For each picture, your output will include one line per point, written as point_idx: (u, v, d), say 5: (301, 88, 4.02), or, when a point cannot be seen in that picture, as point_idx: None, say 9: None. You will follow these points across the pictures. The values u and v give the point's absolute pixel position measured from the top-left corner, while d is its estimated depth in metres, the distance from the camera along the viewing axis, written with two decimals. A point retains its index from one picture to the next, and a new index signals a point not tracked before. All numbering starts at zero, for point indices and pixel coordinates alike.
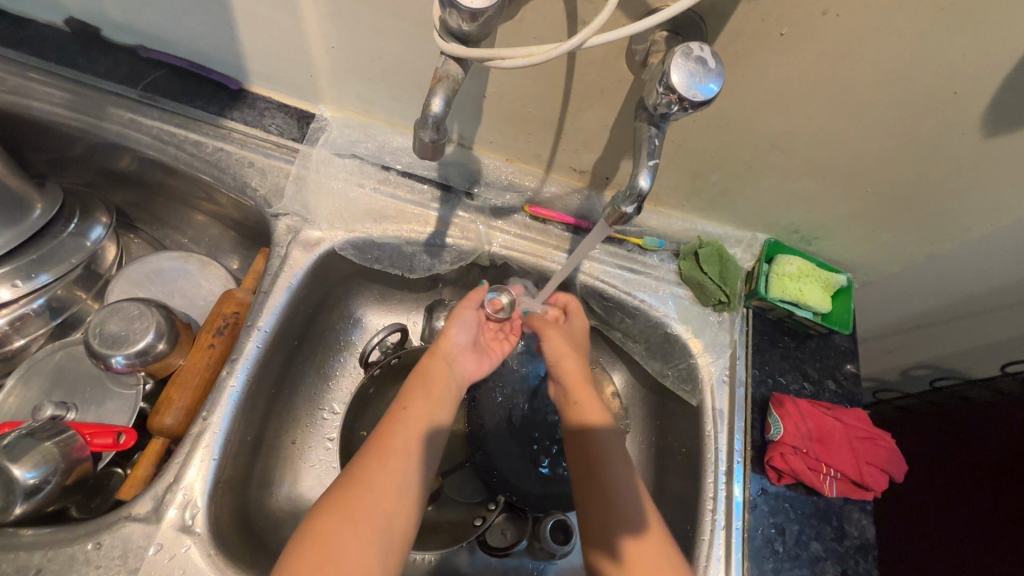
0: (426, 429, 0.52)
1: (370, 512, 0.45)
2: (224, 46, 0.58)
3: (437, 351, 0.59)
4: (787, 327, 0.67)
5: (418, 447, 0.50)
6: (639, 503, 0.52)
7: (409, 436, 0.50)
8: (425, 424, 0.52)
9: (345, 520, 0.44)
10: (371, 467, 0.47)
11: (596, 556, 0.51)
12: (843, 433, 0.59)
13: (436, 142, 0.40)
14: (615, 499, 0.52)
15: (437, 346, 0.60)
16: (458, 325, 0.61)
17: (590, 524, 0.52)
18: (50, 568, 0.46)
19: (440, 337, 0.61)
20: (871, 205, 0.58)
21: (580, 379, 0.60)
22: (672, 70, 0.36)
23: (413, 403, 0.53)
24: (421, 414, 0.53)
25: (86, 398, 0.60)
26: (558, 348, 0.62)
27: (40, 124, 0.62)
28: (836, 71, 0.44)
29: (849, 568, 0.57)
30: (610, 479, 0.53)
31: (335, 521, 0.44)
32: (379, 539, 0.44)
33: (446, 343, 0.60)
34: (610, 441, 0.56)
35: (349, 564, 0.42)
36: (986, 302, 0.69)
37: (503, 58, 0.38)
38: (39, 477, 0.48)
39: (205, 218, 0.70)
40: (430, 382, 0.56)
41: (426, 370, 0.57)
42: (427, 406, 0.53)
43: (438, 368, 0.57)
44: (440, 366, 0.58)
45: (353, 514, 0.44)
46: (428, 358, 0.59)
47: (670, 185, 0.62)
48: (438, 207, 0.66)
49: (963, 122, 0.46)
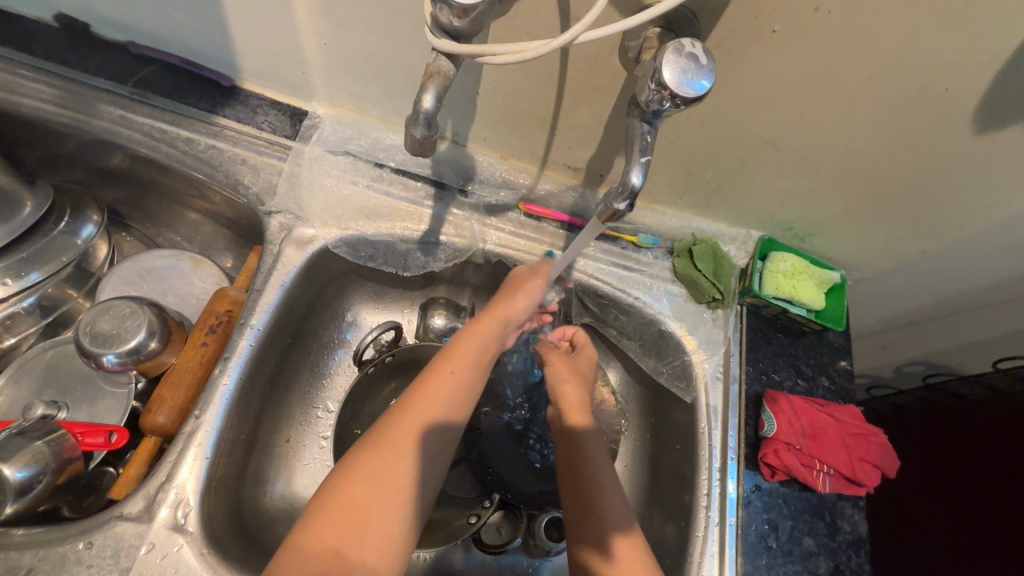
0: (464, 396, 0.49)
1: (399, 482, 0.42)
2: (216, 42, 0.58)
3: (497, 317, 0.55)
4: (781, 324, 0.67)
5: (453, 417, 0.48)
6: (627, 511, 0.51)
7: (445, 403, 0.47)
8: (465, 391, 0.49)
9: (374, 487, 0.41)
10: (401, 432, 0.44)
11: (585, 553, 0.48)
12: (836, 430, 0.59)
13: (427, 138, 0.40)
14: (605, 503, 0.50)
15: (501, 310, 0.56)
16: (526, 294, 0.58)
17: (577, 525, 0.50)
18: (41, 568, 0.45)
19: (500, 302, 0.57)
20: (864, 201, 0.58)
21: (580, 406, 0.58)
22: (664, 67, 0.36)
23: (461, 368, 0.50)
24: (467, 381, 0.50)
25: (77, 398, 0.60)
26: (561, 373, 0.60)
27: (29, 121, 0.61)
28: (829, 68, 0.44)
29: (841, 564, 0.57)
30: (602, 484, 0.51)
31: (362, 489, 0.41)
32: (408, 507, 0.42)
33: (511, 311, 0.57)
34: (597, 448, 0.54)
35: (375, 535, 0.40)
36: (978, 299, 0.69)
37: (495, 54, 0.38)
38: (29, 477, 0.48)
39: (198, 216, 0.70)
40: (483, 348, 0.53)
41: (482, 336, 0.53)
42: (471, 371, 0.50)
43: (494, 336, 0.54)
44: (495, 334, 0.55)
45: (386, 483, 0.42)
46: (485, 322, 0.54)
47: (665, 182, 0.62)
48: (432, 204, 0.66)
49: (954, 119, 0.46)
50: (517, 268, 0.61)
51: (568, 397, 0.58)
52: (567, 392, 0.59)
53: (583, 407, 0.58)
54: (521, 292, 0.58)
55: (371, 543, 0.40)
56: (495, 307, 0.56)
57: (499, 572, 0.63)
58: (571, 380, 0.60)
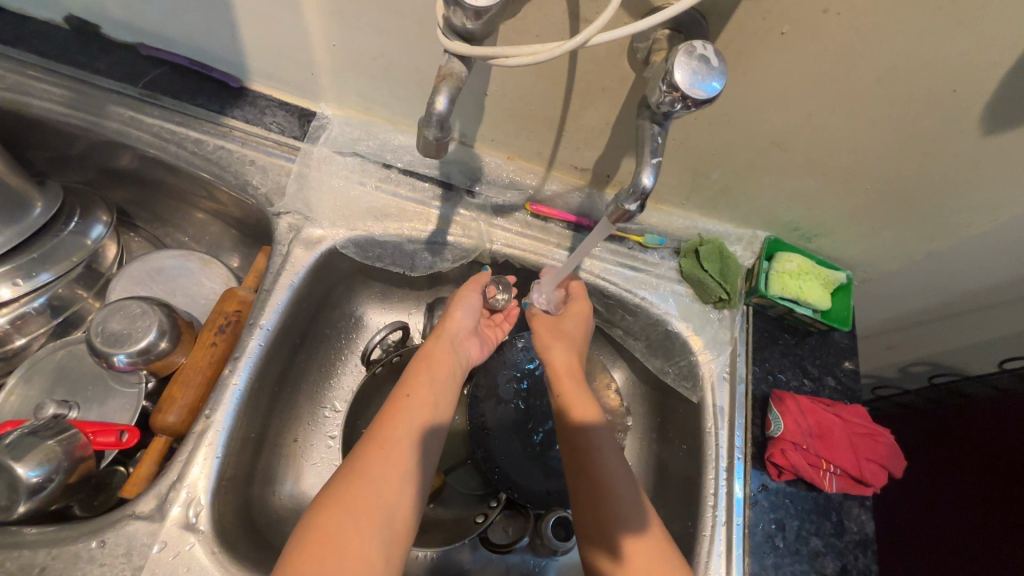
0: (428, 414, 0.52)
1: (370, 503, 0.44)
2: (225, 44, 0.58)
3: (444, 338, 0.59)
4: (787, 324, 0.67)
5: (422, 437, 0.50)
6: (639, 509, 0.50)
7: (410, 425, 0.50)
8: (426, 410, 0.52)
9: (346, 512, 0.43)
10: (370, 459, 0.47)
11: (595, 555, 0.49)
12: (843, 430, 0.59)
13: (439, 140, 0.40)
14: (612, 504, 0.50)
15: (444, 329, 0.60)
16: (461, 306, 0.61)
17: (586, 530, 0.50)
18: (53, 567, 0.46)
19: (447, 320, 0.60)
20: (873, 201, 0.58)
21: (565, 370, 0.58)
22: (675, 69, 0.36)
23: (415, 389, 0.53)
24: (425, 400, 0.52)
25: (88, 397, 0.60)
26: (545, 337, 0.61)
27: (39, 121, 0.61)
28: (837, 69, 0.44)
29: (849, 564, 0.57)
30: (608, 486, 0.51)
31: (337, 516, 0.43)
32: (382, 527, 0.44)
33: (453, 325, 0.60)
34: (607, 448, 0.54)
35: (354, 558, 0.41)
36: (985, 300, 0.69)
37: (507, 56, 0.38)
38: (41, 476, 0.48)
39: (205, 216, 0.70)
40: (434, 366, 0.56)
41: (432, 359, 0.56)
42: (428, 390, 0.53)
43: (443, 352, 0.58)
44: (445, 349, 0.58)
45: (356, 507, 0.44)
46: (434, 345, 0.58)
47: (672, 183, 0.62)
48: (439, 205, 0.66)
49: (961, 120, 0.46)
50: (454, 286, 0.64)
51: (557, 360, 0.59)
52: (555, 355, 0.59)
53: (570, 368, 0.58)
54: (458, 304, 0.61)
55: (350, 564, 0.41)
56: (438, 329, 0.60)
57: (506, 571, 0.63)
58: (556, 343, 0.60)
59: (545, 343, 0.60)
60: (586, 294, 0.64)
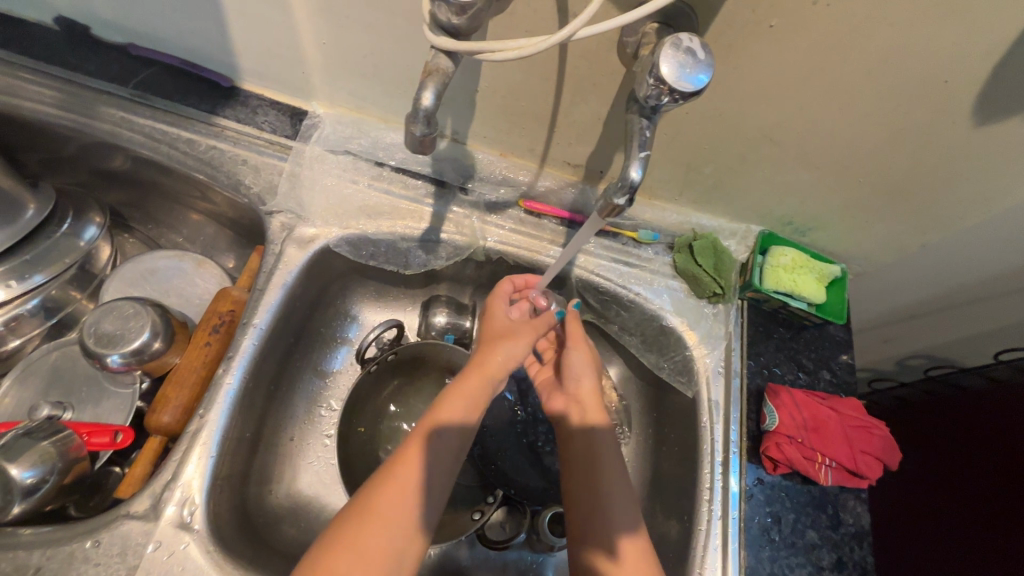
0: (449, 456, 0.48)
1: (381, 552, 0.41)
2: (215, 43, 0.58)
3: (485, 370, 0.52)
4: (782, 318, 0.67)
5: (440, 480, 0.47)
6: (633, 522, 0.50)
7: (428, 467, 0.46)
8: (448, 456, 0.48)
9: (353, 557, 0.41)
10: (378, 502, 0.43)
11: (594, 555, 0.48)
12: (839, 423, 0.59)
13: (427, 136, 0.40)
14: (610, 512, 0.50)
15: (488, 364, 0.52)
16: (515, 345, 0.54)
17: (584, 532, 0.49)
18: (49, 567, 0.46)
19: (485, 355, 0.53)
20: (865, 194, 0.58)
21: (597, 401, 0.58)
22: (661, 62, 0.36)
23: (447, 428, 0.48)
24: (450, 445, 0.48)
25: (83, 398, 0.60)
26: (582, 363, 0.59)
27: (31, 124, 0.61)
28: (827, 62, 0.44)
29: (843, 556, 0.57)
30: (610, 501, 0.50)
31: (344, 559, 0.40)
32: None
33: (501, 364, 0.53)
34: (614, 469, 0.53)
35: None
36: (979, 292, 0.69)
37: (493, 51, 0.38)
38: (36, 476, 0.48)
39: (200, 217, 0.70)
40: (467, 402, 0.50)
41: (469, 392, 0.50)
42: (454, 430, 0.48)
43: (482, 391, 0.51)
44: (482, 386, 0.51)
45: (363, 551, 0.41)
46: (473, 376, 0.51)
47: (664, 178, 0.62)
48: (432, 202, 0.66)
49: (953, 111, 0.46)
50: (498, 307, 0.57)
51: (588, 392, 0.58)
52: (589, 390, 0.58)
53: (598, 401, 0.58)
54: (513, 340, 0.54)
55: None
56: (483, 361, 0.52)
57: (504, 568, 0.63)
58: (589, 375, 0.59)
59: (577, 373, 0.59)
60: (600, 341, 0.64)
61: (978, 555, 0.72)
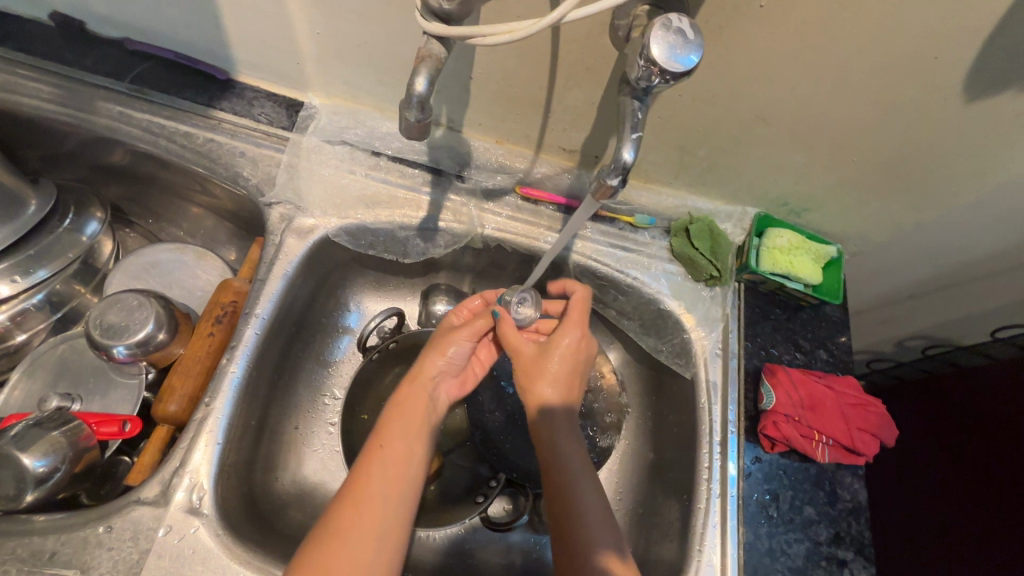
0: (400, 469, 0.47)
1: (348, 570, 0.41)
2: (210, 36, 0.58)
3: (414, 379, 0.54)
4: (779, 300, 0.68)
5: (397, 495, 0.46)
6: (613, 526, 0.48)
7: (377, 482, 0.46)
8: (406, 466, 0.48)
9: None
10: (336, 523, 0.43)
11: (603, 557, 0.46)
12: (834, 401, 0.60)
13: (421, 121, 0.40)
14: (585, 522, 0.48)
15: (418, 373, 0.55)
16: (445, 350, 0.56)
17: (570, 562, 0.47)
18: (63, 552, 0.47)
19: (421, 362, 0.56)
20: (859, 174, 0.58)
21: (560, 397, 0.52)
22: (651, 43, 0.36)
23: (392, 443, 0.48)
24: (399, 458, 0.48)
25: (90, 389, 0.61)
26: (533, 367, 0.53)
27: (30, 120, 0.62)
28: (818, 40, 0.44)
29: (841, 530, 0.58)
30: (584, 509, 0.48)
31: None
32: None
33: (427, 370, 0.55)
34: (582, 476, 0.50)
35: None
36: (975, 270, 0.70)
37: (484, 36, 0.38)
38: (48, 466, 0.49)
39: (200, 211, 0.71)
40: (407, 414, 0.51)
41: (406, 407, 0.52)
42: (405, 440, 0.49)
43: (415, 402, 0.52)
44: (417, 397, 0.53)
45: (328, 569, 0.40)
46: (407, 389, 0.53)
47: (659, 161, 0.62)
48: (429, 190, 0.66)
49: (944, 87, 0.46)
50: (445, 320, 0.59)
51: (545, 396, 0.52)
52: (538, 389, 0.52)
53: (561, 397, 0.52)
54: (447, 344, 0.56)
55: None
56: (414, 371, 0.55)
57: (507, 549, 0.64)
58: (545, 379, 0.52)
59: (531, 380, 0.53)
60: (577, 322, 0.55)
61: (978, 529, 0.73)
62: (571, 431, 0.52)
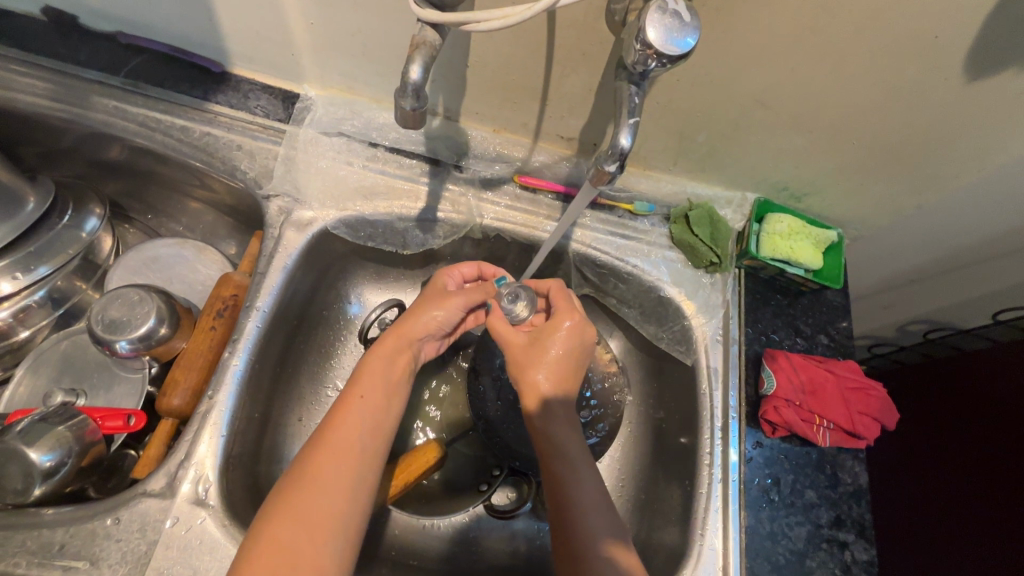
0: (375, 417, 0.48)
1: (324, 514, 0.42)
2: (204, 28, 0.58)
3: (399, 334, 0.54)
4: (779, 285, 0.68)
5: (371, 442, 0.47)
6: (612, 512, 0.49)
7: (354, 430, 0.46)
8: (381, 414, 0.49)
9: (297, 521, 0.41)
10: (312, 469, 0.44)
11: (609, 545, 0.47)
12: (835, 385, 0.60)
13: (417, 110, 0.40)
14: (583, 505, 0.48)
15: (404, 329, 0.54)
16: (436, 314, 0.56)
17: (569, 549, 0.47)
18: (73, 544, 0.47)
19: (409, 317, 0.56)
20: (859, 157, 0.58)
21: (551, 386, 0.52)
22: (648, 26, 0.36)
23: (369, 391, 0.49)
24: (375, 406, 0.49)
25: (94, 384, 0.62)
26: (526, 355, 0.53)
27: (25, 117, 0.62)
28: (818, 21, 0.44)
29: (842, 513, 0.58)
30: (578, 489, 0.49)
31: (288, 529, 0.41)
32: (336, 536, 0.42)
33: (414, 327, 0.55)
34: (582, 462, 0.50)
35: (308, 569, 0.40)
36: (978, 253, 0.70)
37: (477, 22, 0.38)
38: (54, 460, 0.49)
39: (199, 205, 0.71)
40: (387, 366, 0.52)
41: (385, 358, 0.52)
42: (384, 390, 0.50)
43: (397, 356, 0.53)
44: (397, 348, 0.53)
45: (304, 514, 0.41)
46: (388, 340, 0.53)
47: (658, 147, 0.62)
48: (427, 181, 0.66)
49: (945, 66, 0.46)
50: (437, 280, 0.59)
51: (536, 384, 0.52)
52: (531, 377, 0.52)
53: (554, 385, 0.52)
54: (439, 306, 0.56)
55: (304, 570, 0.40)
56: (400, 325, 0.55)
57: (511, 536, 0.65)
58: (537, 366, 0.52)
59: (524, 367, 0.53)
60: (570, 307, 0.55)
61: (980, 511, 0.73)
62: (568, 419, 0.52)
